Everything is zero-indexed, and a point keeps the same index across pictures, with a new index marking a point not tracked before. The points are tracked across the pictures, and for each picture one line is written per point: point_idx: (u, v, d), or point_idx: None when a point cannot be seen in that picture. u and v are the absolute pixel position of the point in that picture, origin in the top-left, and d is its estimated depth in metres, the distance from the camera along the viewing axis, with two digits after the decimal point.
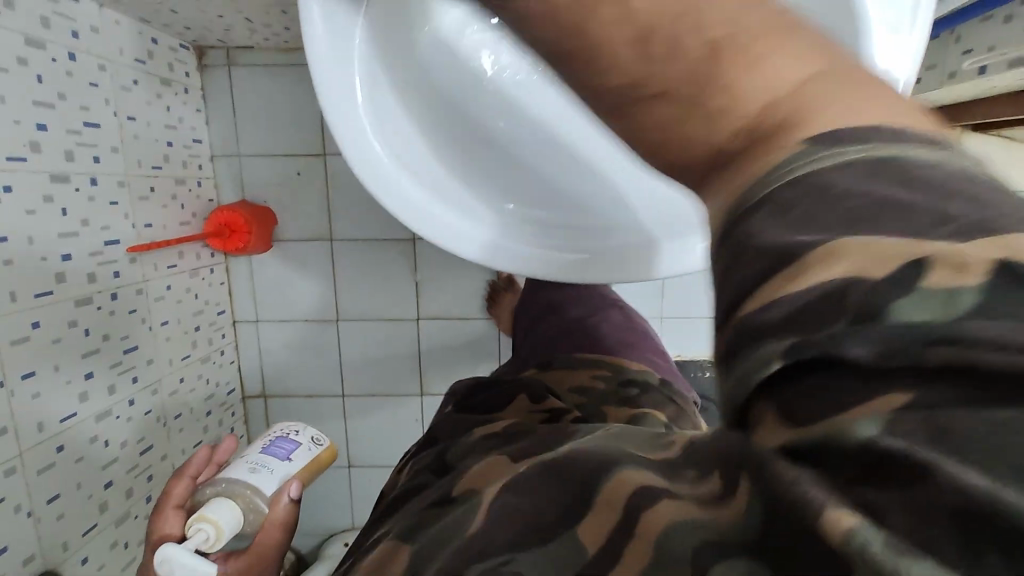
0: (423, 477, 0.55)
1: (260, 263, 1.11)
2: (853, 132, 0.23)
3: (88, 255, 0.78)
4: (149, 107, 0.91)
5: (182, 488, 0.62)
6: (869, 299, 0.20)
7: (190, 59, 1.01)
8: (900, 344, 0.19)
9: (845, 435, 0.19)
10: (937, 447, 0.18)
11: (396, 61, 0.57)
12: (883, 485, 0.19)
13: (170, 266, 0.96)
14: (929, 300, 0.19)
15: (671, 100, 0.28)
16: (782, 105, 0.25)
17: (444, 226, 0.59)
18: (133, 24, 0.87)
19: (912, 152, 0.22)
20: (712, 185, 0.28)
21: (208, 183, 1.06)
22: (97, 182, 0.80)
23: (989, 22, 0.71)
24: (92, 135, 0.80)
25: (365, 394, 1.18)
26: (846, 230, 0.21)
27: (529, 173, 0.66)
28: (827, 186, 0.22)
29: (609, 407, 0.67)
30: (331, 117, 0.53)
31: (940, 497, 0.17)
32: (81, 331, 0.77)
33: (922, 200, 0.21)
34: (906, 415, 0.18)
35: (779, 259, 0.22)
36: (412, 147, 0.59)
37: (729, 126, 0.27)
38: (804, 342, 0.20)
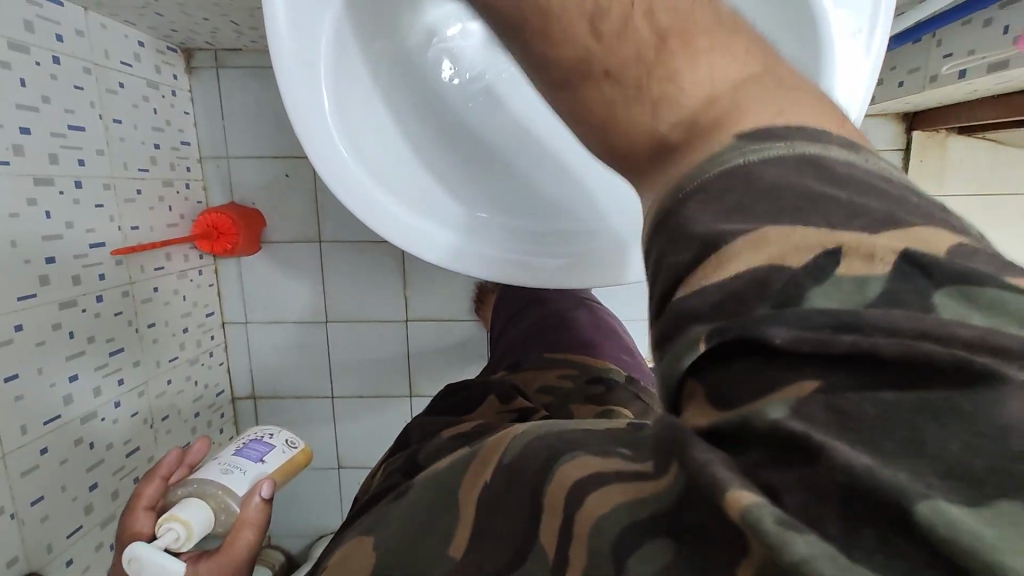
0: (392, 478, 0.57)
1: (248, 264, 1.12)
2: (768, 133, 0.28)
3: (73, 258, 0.79)
4: (136, 109, 0.92)
5: (152, 488, 0.62)
6: (787, 287, 0.24)
7: (179, 61, 1.02)
8: (812, 333, 0.23)
9: (761, 415, 0.24)
10: (837, 432, 0.22)
11: (360, 64, 0.57)
12: (792, 464, 0.23)
13: (157, 268, 0.96)
14: (840, 289, 0.23)
15: (614, 80, 0.31)
16: (716, 101, 0.29)
17: (416, 231, 0.57)
18: (120, 27, 0.88)
19: (828, 152, 0.27)
20: (651, 176, 0.32)
21: (197, 186, 1.07)
22: (82, 185, 0.81)
23: (970, 26, 0.72)
24: (76, 139, 0.80)
25: (354, 395, 1.19)
26: (767, 222, 0.25)
27: (497, 181, 0.66)
28: (752, 178, 0.27)
29: (575, 405, 0.67)
30: (295, 116, 0.51)
31: (834, 475, 0.22)
32: (66, 334, 0.77)
33: (844, 197, 0.25)
34: (815, 399, 0.23)
35: (706, 246, 0.26)
36: (380, 151, 0.58)
37: (667, 117, 0.30)
38: (727, 324, 0.25)
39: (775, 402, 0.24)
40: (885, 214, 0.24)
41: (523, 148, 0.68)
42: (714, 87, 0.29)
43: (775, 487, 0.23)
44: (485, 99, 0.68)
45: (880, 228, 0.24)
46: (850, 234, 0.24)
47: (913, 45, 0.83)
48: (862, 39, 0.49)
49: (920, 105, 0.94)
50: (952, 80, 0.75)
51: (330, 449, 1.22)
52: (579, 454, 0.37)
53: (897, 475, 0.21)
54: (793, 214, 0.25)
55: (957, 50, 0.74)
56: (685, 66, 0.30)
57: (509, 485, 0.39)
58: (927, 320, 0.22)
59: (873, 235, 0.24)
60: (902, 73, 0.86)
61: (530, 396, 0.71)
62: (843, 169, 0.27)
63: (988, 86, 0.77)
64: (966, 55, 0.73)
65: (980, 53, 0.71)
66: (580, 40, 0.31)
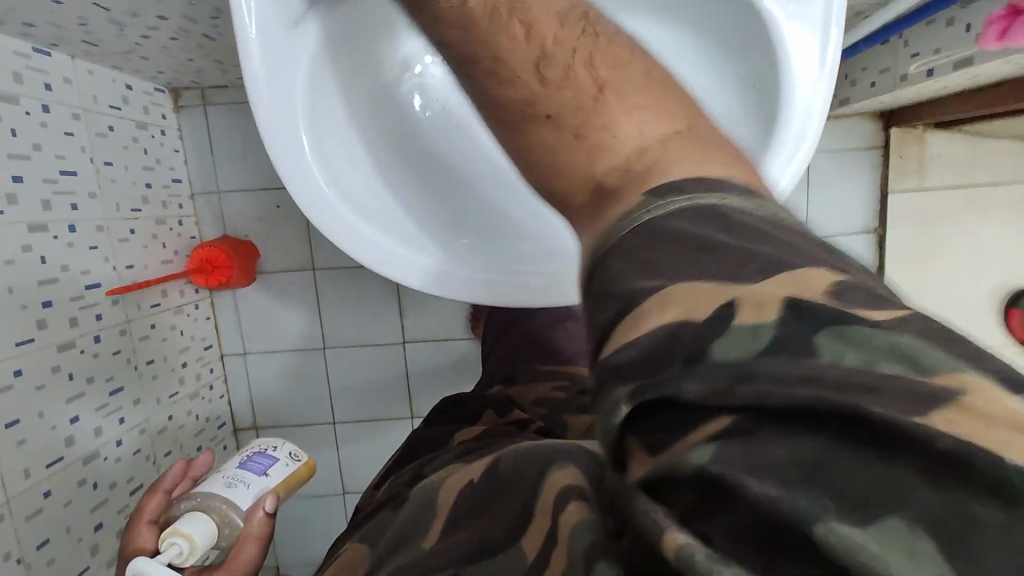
0: (397, 489, 0.58)
1: (244, 295, 1.13)
2: (673, 186, 0.34)
3: (69, 300, 0.80)
4: (126, 150, 0.93)
5: (156, 503, 0.63)
6: (694, 344, 0.28)
7: (166, 101, 1.04)
8: (719, 381, 0.27)
9: (684, 460, 0.27)
10: (746, 469, 0.25)
11: (325, 83, 0.57)
12: (712, 507, 0.26)
13: (153, 305, 0.97)
14: (740, 334, 0.27)
15: (555, 124, 0.39)
16: (645, 157, 0.36)
17: (383, 253, 0.58)
18: (107, 72, 0.89)
19: (729, 202, 0.33)
20: (593, 210, 0.38)
21: (190, 221, 1.08)
22: (75, 228, 0.82)
23: (934, 26, 0.74)
24: (69, 183, 0.82)
25: (355, 420, 1.19)
26: (674, 280, 0.30)
27: (463, 198, 0.68)
28: (667, 233, 0.32)
29: (569, 415, 0.69)
30: (266, 138, 0.51)
31: (746, 513, 0.24)
32: (65, 376, 0.78)
33: (733, 241, 0.31)
34: (728, 440, 0.26)
35: (626, 302, 0.31)
36: (351, 173, 0.59)
37: (607, 163, 0.37)
38: (644, 385, 0.28)
39: (697, 446, 0.26)
40: (774, 259, 0.29)
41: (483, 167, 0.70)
42: (643, 143, 0.37)
43: (706, 530, 0.26)
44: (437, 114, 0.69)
45: (769, 272, 0.29)
46: (760, 290, 0.28)
47: (882, 45, 0.85)
48: (820, 31, 0.52)
49: (894, 103, 0.96)
50: (922, 79, 0.77)
51: (334, 475, 1.22)
52: (566, 466, 0.40)
53: (796, 501, 0.23)
54: (691, 270, 0.30)
55: (924, 50, 0.76)
56: (621, 121, 0.37)
57: (503, 499, 0.42)
58: (806, 365, 0.26)
59: (763, 283, 0.28)
60: (872, 72, 0.87)
61: (526, 407, 0.73)
62: (738, 216, 0.32)
63: (957, 83, 0.78)
64: (933, 54, 0.74)
65: (945, 52, 0.72)
66: (525, 85, 0.39)
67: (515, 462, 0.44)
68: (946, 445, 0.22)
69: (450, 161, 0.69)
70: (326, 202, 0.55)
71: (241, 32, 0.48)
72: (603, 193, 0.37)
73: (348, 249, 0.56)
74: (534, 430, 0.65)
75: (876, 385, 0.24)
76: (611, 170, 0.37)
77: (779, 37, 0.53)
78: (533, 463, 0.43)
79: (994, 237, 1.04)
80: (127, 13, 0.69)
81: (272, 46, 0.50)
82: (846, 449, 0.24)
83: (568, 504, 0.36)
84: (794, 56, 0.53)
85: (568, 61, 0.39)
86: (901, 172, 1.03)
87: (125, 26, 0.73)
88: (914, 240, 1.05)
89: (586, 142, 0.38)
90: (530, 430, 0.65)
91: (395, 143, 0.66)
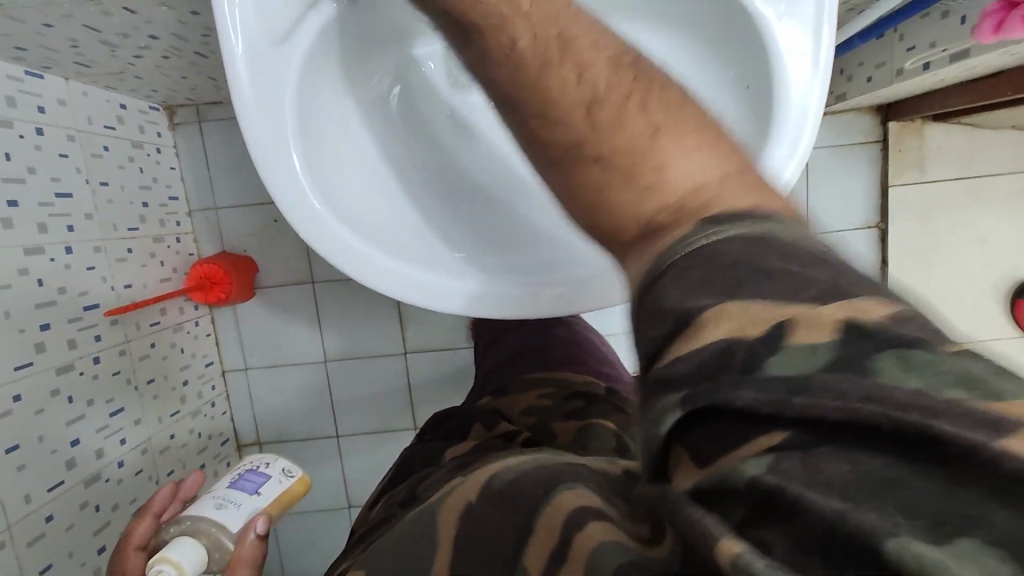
0: (391, 509, 0.57)
1: (244, 311, 1.12)
2: (730, 217, 0.32)
3: (67, 322, 0.79)
4: (122, 169, 0.93)
5: (143, 528, 0.62)
6: (749, 356, 0.26)
7: (161, 119, 1.04)
8: (778, 389, 0.25)
9: (736, 474, 0.25)
10: (809, 486, 0.23)
11: (318, 99, 0.55)
12: (772, 520, 0.24)
13: (152, 324, 0.97)
14: (794, 354, 0.26)
15: (601, 163, 0.36)
16: (705, 191, 0.34)
17: (391, 274, 0.55)
18: (101, 92, 0.89)
19: (783, 230, 0.31)
20: (637, 252, 0.35)
21: (187, 239, 1.08)
22: (71, 250, 0.82)
23: (929, 19, 0.73)
24: (64, 205, 0.81)
25: (358, 433, 1.18)
26: (725, 297, 0.29)
27: (484, 212, 0.64)
28: (715, 256, 0.30)
29: (557, 423, 0.69)
30: (260, 162, 0.50)
31: (813, 527, 0.22)
32: (65, 399, 0.78)
33: (797, 267, 0.29)
34: (785, 454, 0.24)
35: (677, 318, 0.29)
36: (353, 195, 0.57)
37: (655, 202, 0.35)
38: (694, 394, 0.27)
39: (753, 459, 0.25)
40: (832, 288, 0.28)
41: (519, 175, 0.64)
42: (699, 179, 0.34)
43: (764, 542, 0.24)
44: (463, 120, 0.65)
45: (827, 298, 0.27)
46: (812, 313, 0.26)
47: (878, 40, 0.84)
48: (812, 31, 0.52)
49: (892, 98, 0.95)
50: (918, 73, 0.76)
51: (339, 488, 1.21)
52: (572, 484, 0.40)
53: (867, 516, 0.22)
54: (747, 289, 0.29)
55: (920, 43, 0.75)
56: (672, 151, 0.35)
57: (504, 517, 0.40)
58: (871, 383, 0.24)
59: (823, 305, 0.27)
60: (868, 67, 0.87)
61: (513, 418, 0.73)
62: (796, 246, 0.30)
63: (954, 75, 0.78)
64: (929, 48, 0.74)
65: (941, 45, 0.71)
66: (574, 122, 0.37)
67: (514, 476, 0.43)
68: (1016, 465, 0.20)
69: (484, 174, 0.65)
70: (331, 223, 0.52)
71: (228, 55, 0.48)
72: (653, 233, 0.35)
73: (348, 270, 0.53)
74: (520, 440, 0.65)
75: (943, 408, 0.22)
76: (662, 208, 0.34)
77: (772, 38, 0.53)
78: (535, 478, 0.42)
79: (998, 229, 1.03)
80: (117, 33, 0.68)
81: (258, 63, 0.49)
82: (927, 469, 0.22)
83: (584, 525, 0.35)
84: (786, 54, 0.53)
85: (624, 85, 0.37)
86: (901, 166, 1.03)
87: (116, 47, 0.72)
88: (916, 235, 1.05)
89: (634, 179, 0.35)
90: (516, 440, 0.65)
91: (409, 159, 0.63)
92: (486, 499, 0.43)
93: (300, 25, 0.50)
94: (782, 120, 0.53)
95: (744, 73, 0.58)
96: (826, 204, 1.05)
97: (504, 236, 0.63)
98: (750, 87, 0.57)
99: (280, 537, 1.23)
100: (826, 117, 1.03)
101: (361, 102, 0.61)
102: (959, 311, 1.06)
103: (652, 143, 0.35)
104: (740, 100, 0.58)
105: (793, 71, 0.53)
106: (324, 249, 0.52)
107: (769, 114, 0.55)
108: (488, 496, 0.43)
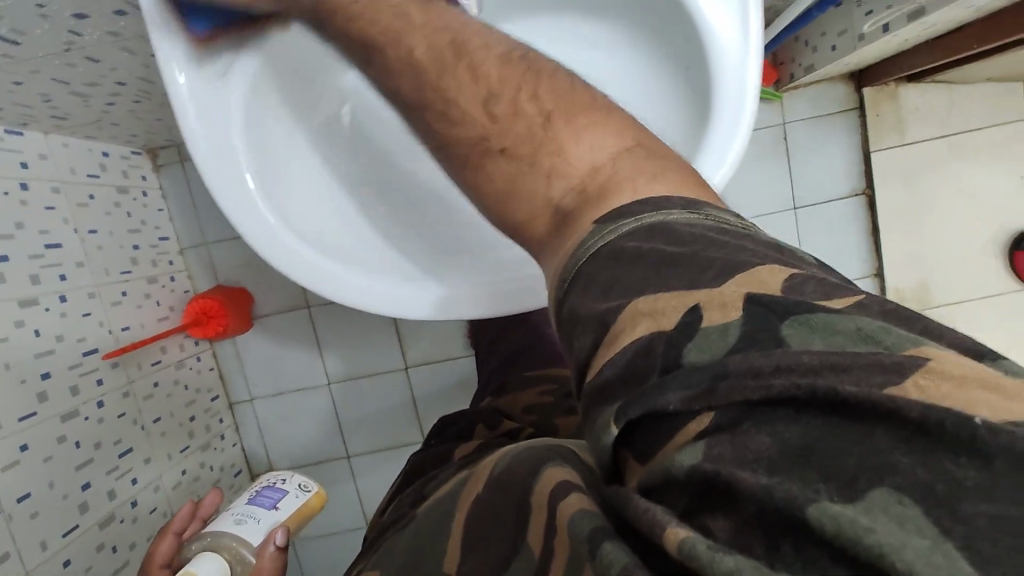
0: (396, 513, 0.59)
1: (244, 341, 1.14)
2: (632, 212, 0.36)
3: (68, 369, 0.81)
4: (110, 217, 0.95)
5: (164, 545, 0.64)
6: (671, 353, 0.31)
7: (145, 162, 1.06)
8: (696, 380, 0.29)
9: (676, 463, 0.29)
10: (737, 465, 0.27)
11: (271, 128, 0.57)
12: (713, 502, 0.28)
13: (155, 362, 0.98)
14: (709, 340, 0.30)
15: (506, 153, 0.41)
16: (598, 176, 0.39)
17: (355, 289, 0.56)
18: (82, 142, 0.91)
19: (679, 218, 0.35)
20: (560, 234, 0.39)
21: (182, 277, 1.10)
22: (66, 298, 0.84)
23: None
24: (55, 256, 0.83)
25: (369, 451, 1.19)
26: (634, 296, 0.33)
27: (454, 218, 0.64)
28: (620, 252, 0.35)
29: (558, 418, 0.69)
30: (218, 193, 0.53)
31: (747, 502, 0.26)
32: (71, 444, 0.79)
33: (693, 250, 0.33)
34: (717, 437, 0.28)
35: (599, 326, 0.34)
36: (316, 217, 0.59)
37: (560, 184, 0.40)
38: (629, 401, 0.31)
39: (685, 449, 0.29)
40: (731, 263, 0.32)
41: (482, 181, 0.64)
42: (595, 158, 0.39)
43: (705, 525, 0.27)
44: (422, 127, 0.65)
45: (725, 276, 0.31)
46: (713, 293, 0.31)
47: (838, 7, 0.84)
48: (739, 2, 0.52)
49: (861, 63, 0.94)
50: (879, 35, 0.76)
51: (355, 509, 1.21)
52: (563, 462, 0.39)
53: (788, 487, 0.25)
54: (657, 286, 0.33)
55: (877, 7, 0.75)
56: (564, 134, 0.40)
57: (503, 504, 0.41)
58: (778, 353, 0.28)
59: (724, 286, 0.31)
60: (832, 36, 0.86)
61: (516, 415, 0.73)
62: (687, 230, 0.34)
63: (917, 33, 0.78)
64: (886, 9, 0.74)
65: (896, 6, 0.72)
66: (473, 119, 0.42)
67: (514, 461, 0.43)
68: (915, 414, 0.25)
69: (444, 181, 0.64)
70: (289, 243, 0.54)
71: (173, 94, 0.50)
72: (564, 219, 0.39)
73: (316, 286, 0.55)
74: (524, 437, 0.65)
75: (845, 364, 0.27)
76: (566, 191, 0.39)
77: (702, 14, 0.52)
78: (529, 461, 0.41)
79: (987, 182, 1.02)
80: (86, 82, 0.70)
81: (207, 102, 0.51)
82: (828, 428, 0.26)
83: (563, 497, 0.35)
84: (717, 27, 0.52)
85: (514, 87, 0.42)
86: (880, 130, 1.02)
87: (88, 96, 0.74)
88: (903, 197, 1.04)
89: (534, 167, 0.41)
90: (521, 437, 0.65)
91: (373, 175, 0.64)
92: (489, 488, 0.43)
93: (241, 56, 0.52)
94: (721, 100, 0.53)
95: (681, 53, 0.57)
96: (809, 176, 1.05)
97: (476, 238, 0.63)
98: (688, 68, 0.56)
99: (303, 562, 1.24)
100: (800, 90, 1.03)
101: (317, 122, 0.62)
102: (957, 268, 1.05)
103: (551, 141, 0.40)
104: (679, 84, 0.58)
105: (727, 44, 0.52)
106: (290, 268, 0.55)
107: (709, 96, 0.54)
108: (490, 485, 0.43)
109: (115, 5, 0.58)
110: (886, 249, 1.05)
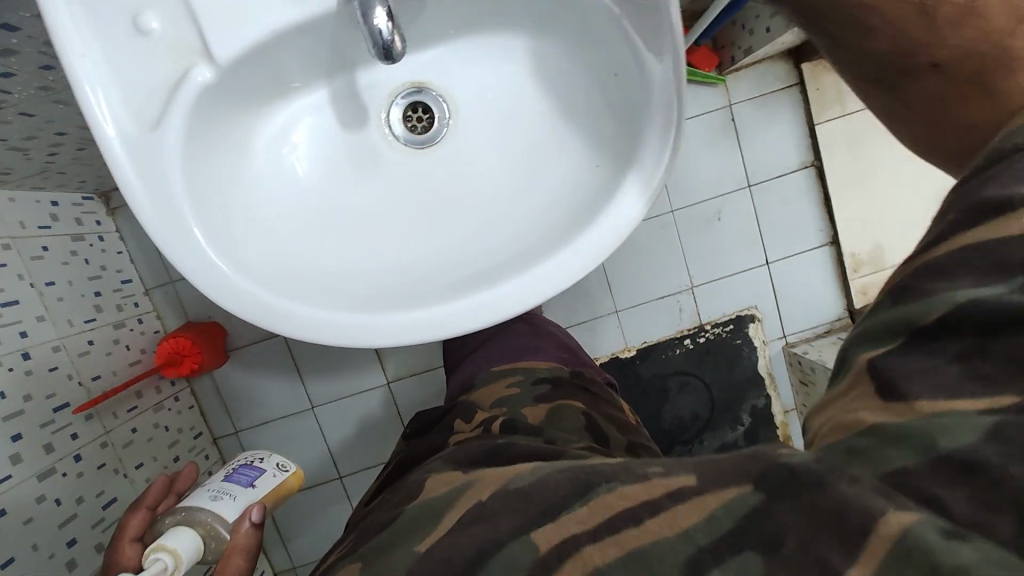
0: (379, 500, 0.61)
1: (223, 375, 1.13)
2: None
3: (40, 427, 0.80)
4: (67, 265, 0.93)
5: (139, 519, 0.64)
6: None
7: (98, 207, 1.04)
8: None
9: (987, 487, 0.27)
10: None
11: (211, 166, 0.53)
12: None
13: (131, 408, 0.97)
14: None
15: None
16: None
17: (306, 319, 0.53)
18: (29, 194, 0.89)
19: None
20: None
21: (150, 317, 1.09)
22: (30, 355, 0.82)
23: None
24: (14, 313, 0.82)
25: (359, 470, 1.19)
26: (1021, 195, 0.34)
27: (419, 228, 0.61)
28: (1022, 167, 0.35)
29: (526, 406, 0.70)
30: (168, 248, 0.49)
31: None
32: (52, 502, 0.78)
33: None
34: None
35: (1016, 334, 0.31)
36: (272, 252, 0.56)
37: None
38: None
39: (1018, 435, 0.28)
40: None
41: (441, 195, 0.61)
42: None
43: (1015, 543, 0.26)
44: (369, 141, 0.61)
45: None
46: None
47: None
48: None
49: (796, 42, 0.97)
50: None
51: None
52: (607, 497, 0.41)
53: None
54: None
55: None
56: None
57: (512, 512, 0.41)
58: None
59: None
60: (768, 18, 0.89)
61: (486, 407, 0.72)
62: None
63: None
64: None
65: None
66: None
67: (533, 480, 0.43)
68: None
69: (400, 194, 0.61)
70: (249, 289, 0.51)
71: (102, 146, 0.47)
72: None
73: (280, 326, 0.52)
74: (497, 426, 0.66)
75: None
76: None
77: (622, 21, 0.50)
78: (568, 479, 0.42)
79: None
80: (24, 137, 0.69)
81: (143, 157, 0.48)
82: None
83: None
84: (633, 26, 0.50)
85: None
86: (822, 103, 1.05)
87: (28, 150, 0.72)
88: (850, 164, 1.07)
89: None
90: (493, 428, 0.66)
91: (327, 194, 0.60)
92: (497, 495, 0.43)
93: (171, 105, 0.48)
94: (651, 105, 0.51)
95: (607, 63, 0.55)
96: (761, 153, 1.07)
97: (446, 246, 0.60)
98: (618, 72, 0.54)
99: None
100: (743, 71, 1.05)
101: (265, 150, 0.58)
102: (908, 231, 1.09)
103: None
104: (611, 86, 0.55)
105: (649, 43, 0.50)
106: (252, 312, 0.51)
107: (639, 101, 0.53)
108: (500, 492, 0.44)
109: (42, 60, 0.59)
110: (840, 217, 1.08)
